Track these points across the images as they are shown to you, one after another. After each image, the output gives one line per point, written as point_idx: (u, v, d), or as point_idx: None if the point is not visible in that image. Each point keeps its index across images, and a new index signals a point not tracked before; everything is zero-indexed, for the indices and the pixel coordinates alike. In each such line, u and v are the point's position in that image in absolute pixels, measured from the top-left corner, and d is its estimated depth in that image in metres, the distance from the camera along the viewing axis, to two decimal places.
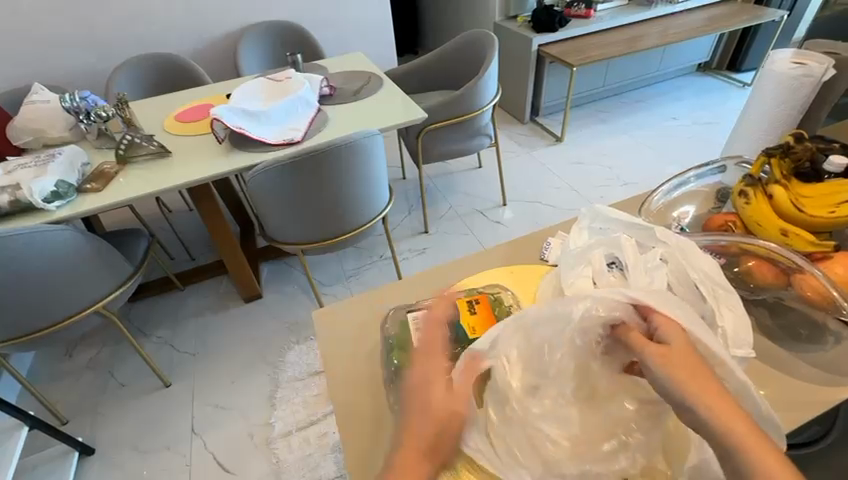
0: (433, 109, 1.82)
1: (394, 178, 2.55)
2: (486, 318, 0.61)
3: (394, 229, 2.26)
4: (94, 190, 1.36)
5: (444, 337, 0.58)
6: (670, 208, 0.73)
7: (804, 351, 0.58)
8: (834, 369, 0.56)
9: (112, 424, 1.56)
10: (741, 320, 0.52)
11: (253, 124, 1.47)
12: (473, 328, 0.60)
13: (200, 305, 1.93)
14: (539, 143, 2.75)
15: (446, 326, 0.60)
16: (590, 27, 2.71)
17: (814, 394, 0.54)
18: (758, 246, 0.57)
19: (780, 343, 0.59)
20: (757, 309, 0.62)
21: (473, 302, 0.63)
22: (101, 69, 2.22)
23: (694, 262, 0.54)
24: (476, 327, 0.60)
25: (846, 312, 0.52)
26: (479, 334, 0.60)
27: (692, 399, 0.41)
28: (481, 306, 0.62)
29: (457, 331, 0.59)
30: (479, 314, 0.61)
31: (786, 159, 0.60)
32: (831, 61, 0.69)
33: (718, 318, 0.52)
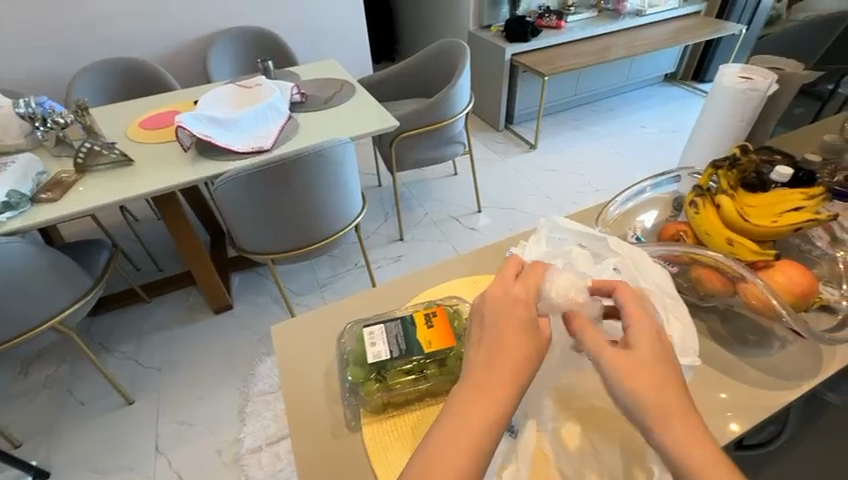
0: (406, 118, 1.82)
1: (369, 185, 2.53)
2: (443, 330, 0.53)
3: (369, 236, 2.24)
4: (49, 200, 1.30)
5: (398, 350, 0.52)
6: (627, 218, 0.74)
7: (753, 355, 0.60)
8: (781, 373, 0.58)
9: (70, 445, 1.48)
10: (687, 327, 0.52)
11: (219, 131, 1.44)
12: (429, 341, 0.52)
13: (168, 318, 1.86)
14: (514, 150, 2.80)
15: (401, 341, 0.52)
16: (561, 37, 2.78)
17: (756, 399, 0.56)
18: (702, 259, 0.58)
19: (726, 347, 0.61)
20: (708, 315, 0.64)
21: (429, 313, 0.55)
22: (63, 74, 2.14)
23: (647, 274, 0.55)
24: (432, 341, 0.52)
25: (786, 319, 0.53)
26: (437, 348, 0.51)
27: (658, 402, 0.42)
28: (439, 317, 0.55)
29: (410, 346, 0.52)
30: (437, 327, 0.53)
31: (732, 171, 0.61)
32: (775, 76, 0.72)
33: (667, 327, 0.52)
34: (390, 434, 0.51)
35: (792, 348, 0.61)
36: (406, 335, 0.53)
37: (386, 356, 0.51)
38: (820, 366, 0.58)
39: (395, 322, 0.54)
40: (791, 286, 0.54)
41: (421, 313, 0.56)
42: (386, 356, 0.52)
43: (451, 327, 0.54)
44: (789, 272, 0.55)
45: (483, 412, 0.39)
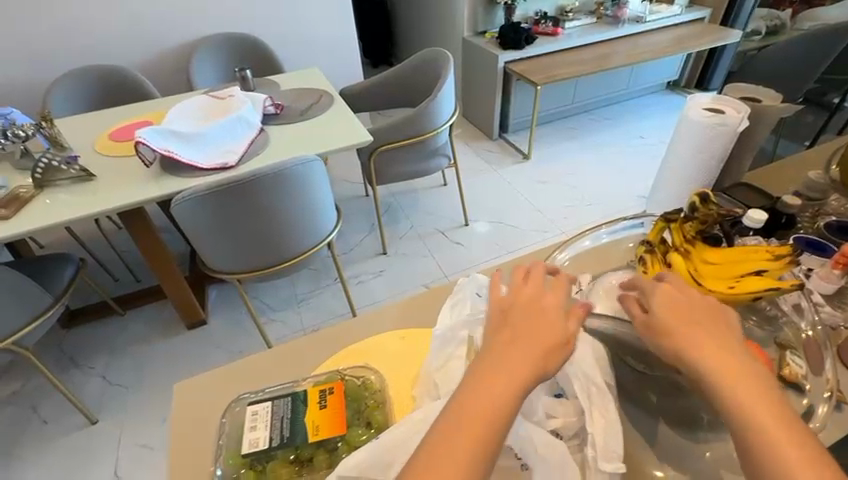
0: (385, 130, 1.75)
1: (355, 195, 2.47)
2: (336, 413, 0.45)
3: (352, 249, 2.18)
4: (3, 217, 1.26)
5: (279, 439, 0.43)
6: (577, 268, 0.66)
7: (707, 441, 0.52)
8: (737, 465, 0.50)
9: (29, 468, 1.44)
10: (609, 426, 0.44)
11: (181, 146, 1.38)
12: (317, 425, 0.44)
13: (138, 333, 1.82)
14: (507, 160, 2.72)
15: (285, 426, 0.44)
16: (557, 44, 2.70)
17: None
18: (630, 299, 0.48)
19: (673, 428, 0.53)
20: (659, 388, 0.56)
21: (324, 390, 0.47)
22: (44, 80, 2.11)
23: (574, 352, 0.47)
24: (320, 427, 0.44)
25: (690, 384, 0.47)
26: (324, 436, 0.43)
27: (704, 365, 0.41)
28: (335, 396, 0.47)
29: (293, 431, 0.43)
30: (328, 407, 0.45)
31: (689, 224, 0.54)
32: (748, 110, 0.65)
33: (589, 423, 0.44)
34: None
35: None
36: (293, 418, 0.45)
37: (265, 444, 0.43)
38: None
39: (284, 400, 0.46)
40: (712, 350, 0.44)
41: (316, 389, 0.47)
42: (265, 447, 0.43)
43: (344, 408, 0.46)
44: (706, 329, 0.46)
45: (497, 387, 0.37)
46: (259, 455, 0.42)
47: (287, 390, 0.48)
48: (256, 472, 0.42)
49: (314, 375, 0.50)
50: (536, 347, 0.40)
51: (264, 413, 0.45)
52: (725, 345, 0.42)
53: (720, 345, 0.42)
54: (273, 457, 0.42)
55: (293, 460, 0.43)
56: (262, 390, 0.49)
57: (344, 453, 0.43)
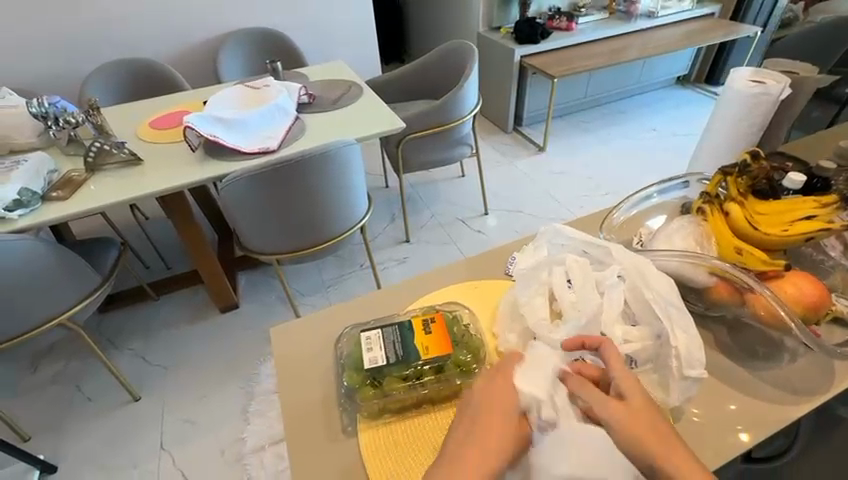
0: (413, 119, 1.81)
1: (375, 186, 2.53)
2: (440, 338, 0.56)
3: (375, 237, 2.24)
4: (59, 198, 1.32)
5: (394, 357, 0.54)
6: (633, 225, 0.72)
7: (761, 369, 0.58)
8: (792, 387, 0.56)
9: (76, 441, 1.50)
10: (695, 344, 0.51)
11: (226, 132, 1.45)
12: (426, 346, 0.55)
13: (173, 316, 1.88)
14: (522, 152, 2.77)
15: (398, 347, 0.55)
16: (572, 38, 2.75)
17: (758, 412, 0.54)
18: (719, 266, 0.54)
19: (730, 356, 0.59)
20: (714, 326, 0.63)
21: (427, 320, 0.58)
22: (77, 73, 2.18)
23: (650, 281, 0.53)
24: (429, 346, 0.55)
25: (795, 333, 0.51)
26: (433, 355, 0.54)
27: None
28: (437, 324, 0.57)
29: (407, 350, 0.54)
30: (435, 331, 0.56)
31: (743, 178, 0.60)
32: (788, 81, 0.75)
33: (672, 339, 0.51)
34: (385, 441, 0.52)
35: (802, 362, 0.59)
36: (404, 342, 0.55)
37: (383, 361, 0.54)
38: (831, 380, 0.57)
39: (391, 329, 0.57)
40: (801, 298, 0.52)
41: (419, 320, 0.58)
42: (382, 363, 0.54)
43: (447, 335, 0.56)
44: (799, 283, 0.52)
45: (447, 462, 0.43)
46: (378, 369, 0.53)
47: (393, 323, 0.58)
48: (377, 383, 0.53)
49: (415, 312, 0.61)
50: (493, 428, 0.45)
51: (378, 337, 0.56)
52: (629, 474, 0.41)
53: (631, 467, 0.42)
54: (387, 371, 0.53)
55: (407, 376, 0.53)
56: (369, 323, 0.60)
57: (450, 368, 0.54)
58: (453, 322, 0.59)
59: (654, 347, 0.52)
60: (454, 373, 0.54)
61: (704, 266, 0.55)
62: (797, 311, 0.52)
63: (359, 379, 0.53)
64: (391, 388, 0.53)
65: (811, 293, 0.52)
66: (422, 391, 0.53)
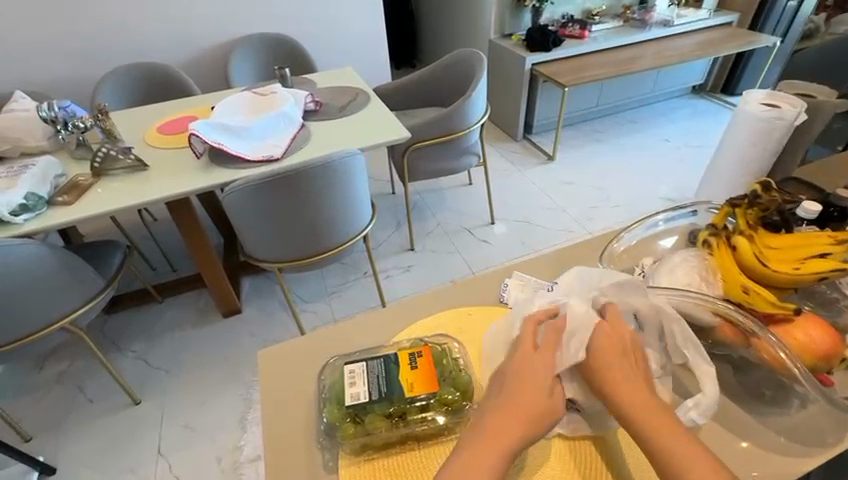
0: (420, 128, 1.80)
1: (382, 192, 2.52)
2: (426, 374, 0.54)
3: (380, 245, 2.23)
4: (64, 203, 1.33)
5: (377, 393, 0.52)
6: (636, 253, 0.69)
7: (767, 415, 0.55)
8: (799, 436, 0.53)
9: (76, 444, 1.51)
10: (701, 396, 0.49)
11: (231, 139, 1.45)
12: (411, 382, 0.53)
13: (176, 319, 1.88)
14: (531, 161, 2.74)
15: (381, 383, 0.53)
16: (584, 46, 2.71)
17: (764, 465, 0.51)
18: (722, 307, 0.52)
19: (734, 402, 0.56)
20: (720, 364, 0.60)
21: (414, 354, 0.56)
22: (90, 77, 2.21)
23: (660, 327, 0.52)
24: (414, 384, 0.53)
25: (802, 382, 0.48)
26: (417, 392, 0.53)
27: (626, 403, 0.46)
28: (423, 358, 0.56)
29: (393, 387, 0.53)
30: (423, 368, 0.55)
31: (752, 209, 0.57)
32: (803, 105, 0.73)
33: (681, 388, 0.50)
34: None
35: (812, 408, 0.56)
36: (388, 377, 0.54)
37: (365, 398, 0.52)
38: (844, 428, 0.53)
39: (377, 362, 0.55)
40: (810, 345, 0.49)
41: (406, 353, 0.57)
42: (364, 400, 0.52)
43: (435, 372, 0.54)
44: (809, 328, 0.49)
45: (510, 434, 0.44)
46: (360, 406, 0.52)
47: (378, 356, 0.56)
48: (358, 419, 0.52)
49: (403, 343, 0.60)
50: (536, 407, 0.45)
51: (362, 370, 0.54)
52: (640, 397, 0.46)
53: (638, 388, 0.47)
54: (368, 409, 0.52)
55: (390, 413, 0.52)
56: (356, 355, 0.58)
57: (435, 406, 0.53)
58: (441, 356, 0.57)
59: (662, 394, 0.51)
60: (437, 411, 0.53)
61: (704, 307, 0.52)
62: (806, 360, 0.49)
63: (340, 415, 0.51)
64: (372, 426, 0.52)
65: (817, 340, 0.49)
66: (407, 430, 0.52)
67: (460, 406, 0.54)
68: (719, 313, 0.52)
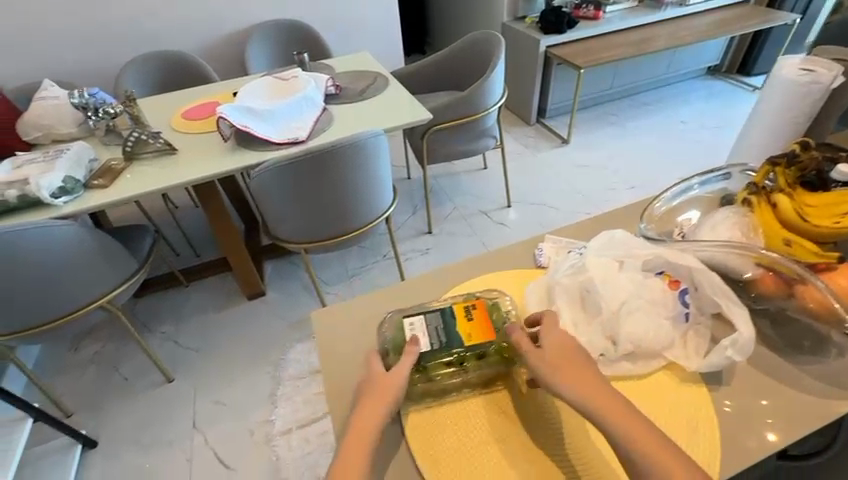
0: (438, 110, 1.81)
1: (398, 178, 2.54)
2: (483, 326, 0.62)
3: (398, 228, 2.25)
4: (100, 186, 1.37)
5: (437, 343, 0.60)
6: (673, 214, 0.70)
7: (804, 363, 0.59)
8: (837, 382, 0.57)
9: (115, 419, 1.57)
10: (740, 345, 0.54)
11: (258, 122, 1.48)
12: (468, 332, 0.61)
13: (203, 302, 1.93)
14: (545, 144, 2.74)
15: (441, 333, 0.61)
16: (599, 27, 2.68)
17: (796, 407, 0.55)
18: (767, 257, 0.55)
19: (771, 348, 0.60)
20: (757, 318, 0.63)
21: (469, 307, 0.64)
22: (111, 66, 2.24)
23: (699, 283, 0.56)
24: (473, 333, 0.61)
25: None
26: (476, 340, 0.60)
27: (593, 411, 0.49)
28: (478, 311, 0.63)
29: (454, 337, 0.61)
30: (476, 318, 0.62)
31: (791, 168, 0.59)
32: (840, 69, 0.74)
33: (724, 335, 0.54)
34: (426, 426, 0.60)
35: None
36: (446, 328, 0.62)
37: (429, 346, 0.60)
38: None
39: (435, 315, 0.63)
40: None
41: (461, 307, 0.64)
42: (426, 348, 0.60)
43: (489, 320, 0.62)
44: None
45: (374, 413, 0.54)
46: (421, 356, 0.60)
47: (434, 311, 0.64)
48: (420, 369, 0.60)
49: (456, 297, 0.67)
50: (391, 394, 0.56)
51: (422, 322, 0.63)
52: (600, 399, 0.50)
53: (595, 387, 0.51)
54: (428, 358, 0.60)
55: (452, 359, 0.60)
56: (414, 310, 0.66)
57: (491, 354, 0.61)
58: (494, 309, 0.65)
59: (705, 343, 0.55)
60: (494, 359, 0.61)
61: (748, 259, 0.56)
62: None
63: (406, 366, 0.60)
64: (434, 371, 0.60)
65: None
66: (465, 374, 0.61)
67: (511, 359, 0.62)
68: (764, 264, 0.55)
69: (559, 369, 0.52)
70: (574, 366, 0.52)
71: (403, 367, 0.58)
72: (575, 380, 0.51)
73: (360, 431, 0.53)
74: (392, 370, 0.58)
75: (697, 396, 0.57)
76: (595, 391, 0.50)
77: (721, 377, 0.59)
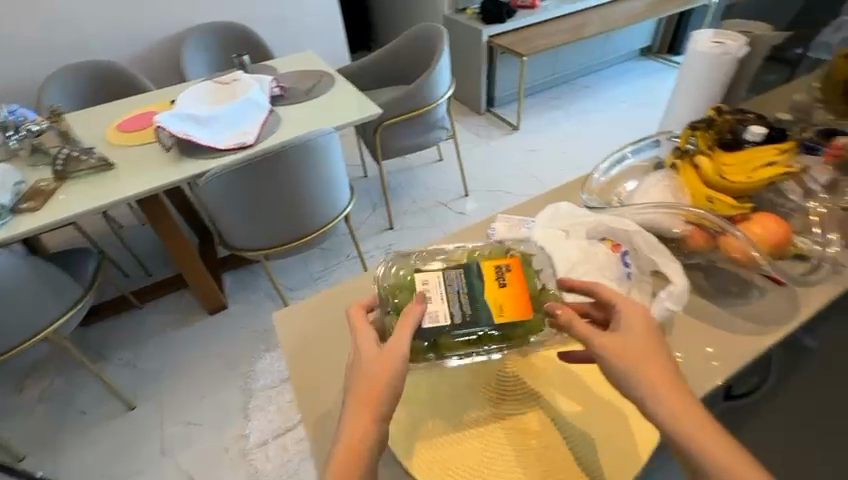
0: (388, 105, 1.81)
1: (354, 176, 2.52)
2: (515, 292, 0.58)
3: (359, 227, 2.24)
4: (31, 209, 1.28)
5: (460, 318, 0.57)
6: (613, 184, 0.75)
7: (735, 306, 0.65)
8: (762, 320, 0.63)
9: (74, 456, 1.47)
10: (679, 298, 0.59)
11: (199, 129, 1.43)
12: (502, 306, 0.57)
13: (160, 322, 1.84)
14: (496, 132, 2.81)
15: (466, 307, 0.57)
16: (537, 16, 2.77)
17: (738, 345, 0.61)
18: (695, 215, 0.59)
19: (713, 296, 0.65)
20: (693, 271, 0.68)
21: (503, 269, 0.59)
22: (30, 81, 2.07)
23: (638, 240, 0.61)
24: (504, 307, 0.57)
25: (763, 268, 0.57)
26: (507, 315, 0.57)
27: (655, 399, 0.48)
28: (511, 273, 0.59)
29: (483, 312, 0.56)
30: (511, 287, 0.57)
31: (709, 132, 0.65)
32: (744, 40, 0.82)
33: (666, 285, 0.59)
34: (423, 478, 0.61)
35: (771, 296, 0.66)
36: (472, 298, 0.58)
37: (447, 321, 0.56)
38: (797, 309, 0.64)
39: (461, 282, 0.59)
40: (767, 237, 0.57)
41: (492, 268, 0.60)
42: (443, 324, 0.56)
43: (525, 283, 0.58)
44: (765, 224, 0.58)
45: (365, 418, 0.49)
46: (435, 332, 0.57)
47: (457, 275, 0.60)
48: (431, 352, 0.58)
49: (488, 255, 0.63)
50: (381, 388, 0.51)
51: (441, 293, 0.58)
52: (670, 390, 0.48)
53: (660, 374, 0.49)
54: (442, 336, 0.57)
55: (472, 336, 0.58)
56: (438, 270, 0.61)
57: (520, 328, 0.58)
58: (528, 270, 0.60)
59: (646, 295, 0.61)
60: (522, 332, 0.58)
61: (679, 218, 0.60)
62: (764, 249, 0.58)
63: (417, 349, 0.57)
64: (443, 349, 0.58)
65: (743, 241, 0.56)
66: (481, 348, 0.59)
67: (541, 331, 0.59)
68: (692, 221, 0.60)
69: (626, 354, 0.50)
70: (648, 350, 0.50)
71: (401, 341, 0.52)
72: (639, 365, 0.49)
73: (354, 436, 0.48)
74: (388, 346, 0.53)
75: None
76: (661, 376, 0.49)
77: (670, 327, 0.63)
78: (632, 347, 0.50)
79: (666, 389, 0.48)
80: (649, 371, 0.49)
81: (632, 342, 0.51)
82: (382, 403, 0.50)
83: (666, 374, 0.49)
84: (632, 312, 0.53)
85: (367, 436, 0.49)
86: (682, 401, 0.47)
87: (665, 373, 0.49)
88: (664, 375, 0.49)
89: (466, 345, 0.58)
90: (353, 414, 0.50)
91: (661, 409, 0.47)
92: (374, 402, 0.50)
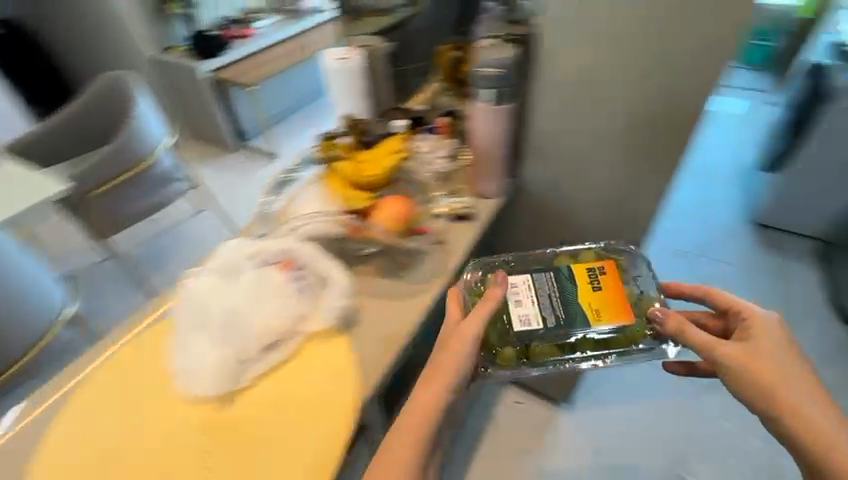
0: (80, 175, 1.48)
1: (89, 263, 2.01)
2: (611, 297, 0.64)
3: (113, 322, 1.82)
4: None
5: (553, 322, 0.63)
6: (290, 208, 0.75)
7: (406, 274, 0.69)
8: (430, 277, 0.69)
9: None
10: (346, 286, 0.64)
11: None
12: (598, 310, 0.63)
13: None
14: (256, 166, 2.57)
15: (559, 306, 0.64)
16: (260, 43, 2.53)
17: (403, 314, 0.64)
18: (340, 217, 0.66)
19: (385, 272, 0.69)
20: (367, 262, 0.70)
21: (597, 271, 0.67)
22: None
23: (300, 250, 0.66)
24: (601, 310, 0.63)
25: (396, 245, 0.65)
26: (603, 318, 0.63)
27: (791, 408, 0.52)
28: (606, 278, 0.66)
29: (578, 312, 0.63)
30: (608, 290, 0.65)
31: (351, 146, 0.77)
32: (363, 51, 0.85)
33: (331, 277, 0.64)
34: None
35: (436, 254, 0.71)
36: (562, 296, 0.65)
37: (536, 322, 0.63)
38: (450, 260, 0.71)
39: (553, 283, 0.66)
40: (393, 217, 0.64)
41: (584, 273, 0.67)
42: (534, 323, 0.63)
43: (619, 285, 0.65)
44: (389, 206, 0.65)
45: (422, 411, 0.56)
46: (531, 331, 0.63)
47: (548, 276, 0.67)
48: (526, 357, 0.63)
49: (582, 256, 0.71)
50: (442, 382, 0.57)
51: (531, 294, 0.65)
52: (795, 395, 0.53)
53: (784, 378, 0.54)
54: (538, 338, 0.63)
55: (563, 342, 0.63)
56: (539, 270, 0.68)
57: (620, 331, 0.63)
58: (619, 273, 0.67)
59: (317, 292, 0.63)
60: (624, 334, 0.63)
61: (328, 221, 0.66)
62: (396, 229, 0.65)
63: (512, 351, 0.63)
64: (540, 355, 0.63)
65: (379, 232, 0.64)
66: (569, 356, 0.63)
67: (645, 333, 0.63)
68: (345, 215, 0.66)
69: (735, 362, 0.56)
70: (775, 361, 0.55)
71: (475, 317, 0.60)
72: (759, 371, 0.55)
73: (395, 446, 0.55)
74: (466, 336, 0.59)
75: (334, 347, 0.61)
76: (784, 383, 0.54)
77: (353, 316, 0.64)
78: (747, 362, 0.55)
79: (786, 395, 0.53)
80: (769, 381, 0.54)
81: (753, 361, 0.55)
82: (436, 404, 0.57)
83: (794, 383, 0.54)
84: (760, 326, 0.59)
85: (420, 428, 0.56)
86: (803, 409, 0.52)
87: (796, 383, 0.54)
88: (796, 388, 0.53)
89: (553, 354, 0.63)
90: (415, 403, 0.58)
91: (791, 414, 0.52)
92: (450, 371, 0.58)
